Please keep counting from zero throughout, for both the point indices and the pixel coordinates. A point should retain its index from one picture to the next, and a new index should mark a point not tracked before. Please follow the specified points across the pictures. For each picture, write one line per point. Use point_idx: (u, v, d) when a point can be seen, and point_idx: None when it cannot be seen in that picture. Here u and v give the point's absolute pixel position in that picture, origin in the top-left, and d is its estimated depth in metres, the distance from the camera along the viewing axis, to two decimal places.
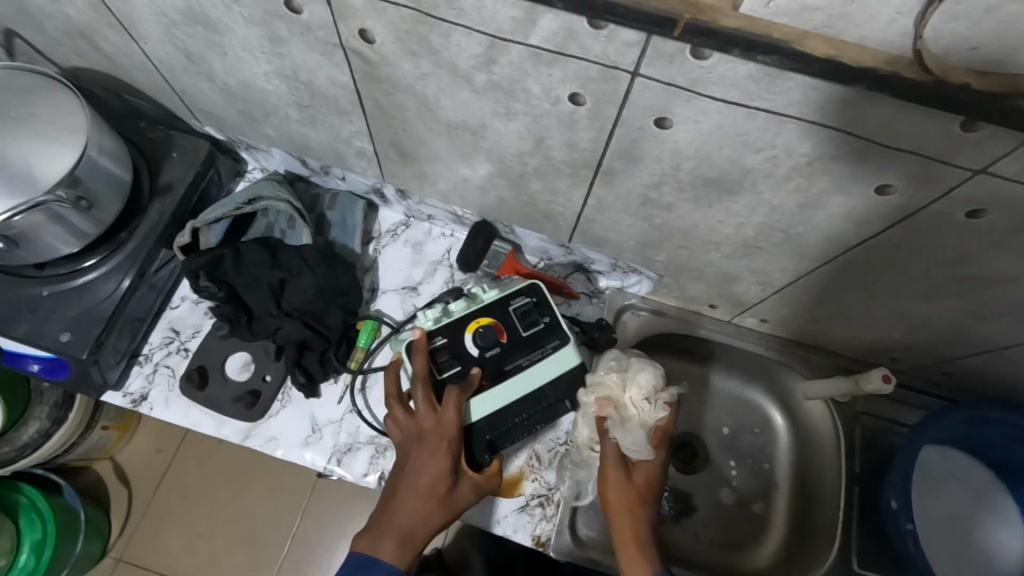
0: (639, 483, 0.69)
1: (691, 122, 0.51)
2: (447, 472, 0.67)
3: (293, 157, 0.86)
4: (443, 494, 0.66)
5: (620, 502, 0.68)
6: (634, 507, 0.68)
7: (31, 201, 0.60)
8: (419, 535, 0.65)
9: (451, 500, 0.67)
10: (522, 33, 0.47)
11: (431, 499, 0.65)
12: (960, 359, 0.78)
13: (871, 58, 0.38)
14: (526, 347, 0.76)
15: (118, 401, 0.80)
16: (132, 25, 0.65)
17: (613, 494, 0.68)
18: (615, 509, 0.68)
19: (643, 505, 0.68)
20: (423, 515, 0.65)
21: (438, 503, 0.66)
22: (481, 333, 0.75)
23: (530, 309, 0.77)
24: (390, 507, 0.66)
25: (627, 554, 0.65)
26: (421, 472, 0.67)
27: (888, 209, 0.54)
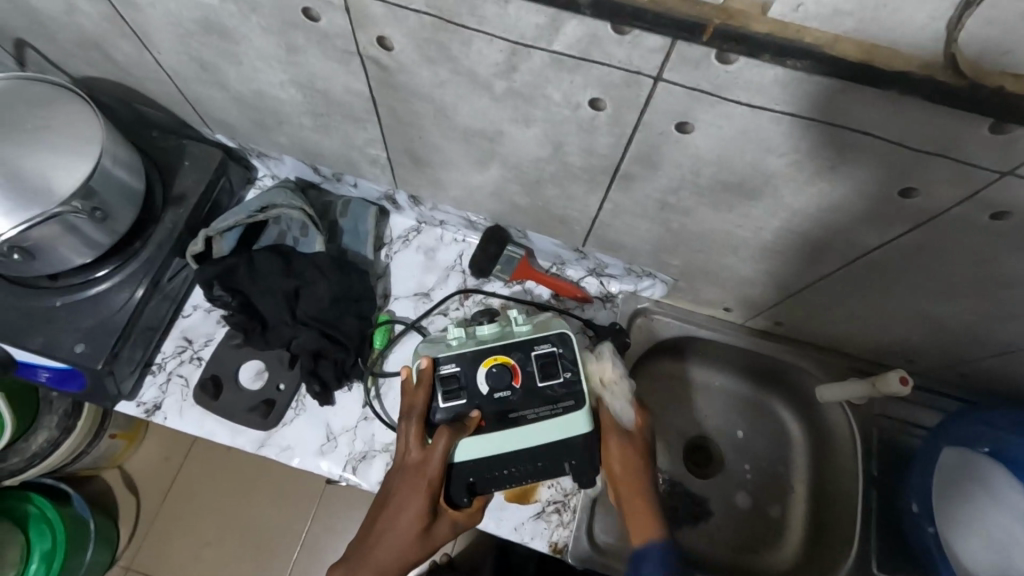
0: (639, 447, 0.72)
1: (713, 127, 0.50)
2: (426, 514, 0.63)
3: (304, 164, 0.86)
4: (421, 534, 0.63)
5: (624, 466, 0.71)
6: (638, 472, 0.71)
7: (47, 213, 0.60)
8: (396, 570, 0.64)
9: (429, 539, 0.64)
10: (545, 40, 0.47)
11: (407, 540, 0.63)
12: (978, 361, 0.78)
13: (903, 62, 0.37)
14: (538, 399, 0.67)
15: (131, 411, 0.79)
16: (146, 35, 0.64)
17: (615, 461, 0.71)
18: (620, 472, 0.71)
19: (645, 467, 0.71)
20: (399, 556, 0.63)
21: (416, 544, 0.64)
22: (496, 371, 0.67)
23: (553, 359, 0.68)
24: (366, 546, 0.64)
25: (635, 512, 0.69)
26: (402, 513, 0.63)
27: (910, 213, 0.54)
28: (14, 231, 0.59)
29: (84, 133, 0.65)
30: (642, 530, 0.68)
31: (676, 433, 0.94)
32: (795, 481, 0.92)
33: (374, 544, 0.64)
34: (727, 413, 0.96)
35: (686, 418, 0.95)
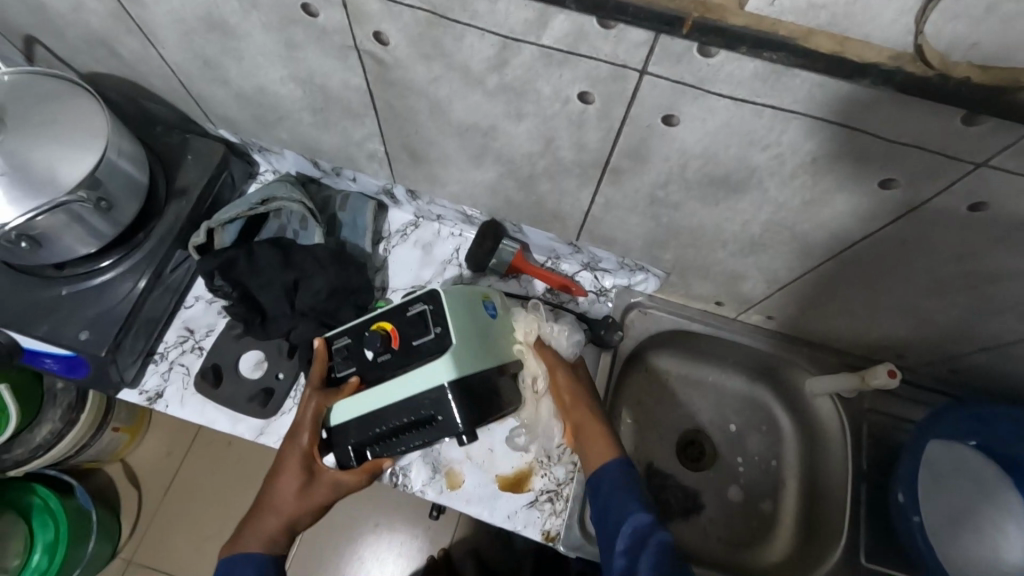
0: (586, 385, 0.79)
1: (697, 120, 0.52)
2: (298, 473, 0.69)
3: (305, 159, 0.88)
4: (288, 495, 0.69)
5: (577, 403, 0.77)
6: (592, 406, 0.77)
7: (55, 201, 0.62)
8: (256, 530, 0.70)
9: (307, 498, 0.70)
10: (534, 35, 0.48)
11: (273, 497, 0.70)
12: (965, 356, 0.79)
13: (875, 54, 0.39)
14: (411, 359, 0.65)
15: (133, 398, 0.81)
16: (151, 31, 0.66)
17: (568, 399, 0.77)
18: (572, 407, 0.76)
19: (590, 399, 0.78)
20: (272, 514, 0.70)
21: (291, 502, 0.69)
22: (369, 337, 0.67)
23: (424, 317, 0.65)
24: (262, 506, 0.71)
25: (594, 441, 0.74)
26: (284, 470, 0.70)
27: (892, 205, 0.55)
28: (22, 218, 0.61)
29: (91, 126, 0.67)
30: (603, 453, 0.73)
31: (669, 427, 0.96)
32: (787, 475, 0.93)
33: (261, 503, 0.71)
34: (719, 407, 0.97)
35: (679, 412, 0.96)
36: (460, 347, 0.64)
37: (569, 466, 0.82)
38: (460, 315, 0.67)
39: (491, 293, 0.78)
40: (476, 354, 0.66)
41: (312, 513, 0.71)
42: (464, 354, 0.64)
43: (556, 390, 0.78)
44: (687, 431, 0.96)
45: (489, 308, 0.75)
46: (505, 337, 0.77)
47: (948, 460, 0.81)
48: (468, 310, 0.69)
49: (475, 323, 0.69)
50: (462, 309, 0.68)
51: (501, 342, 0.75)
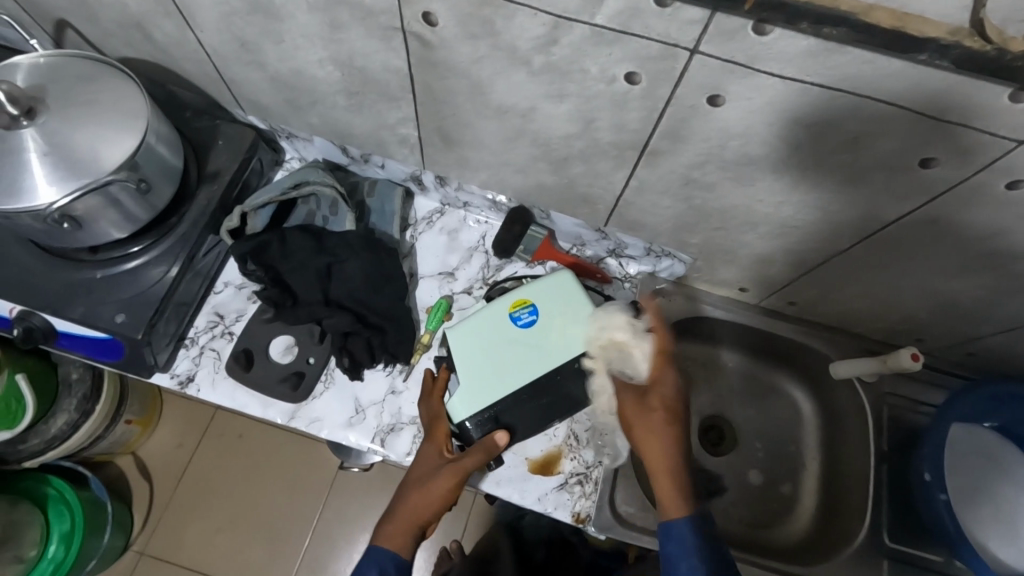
0: (665, 410, 0.73)
1: (743, 99, 0.53)
2: (437, 452, 0.74)
3: (333, 145, 0.88)
4: (428, 475, 0.72)
5: (659, 430, 0.71)
6: (670, 438, 0.72)
7: (99, 182, 0.62)
8: (406, 513, 0.71)
9: (437, 481, 0.71)
10: (587, 13, 0.49)
11: (417, 479, 0.73)
12: (986, 338, 0.80)
13: (933, 29, 0.40)
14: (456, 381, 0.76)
15: (164, 382, 0.81)
16: (191, 14, 0.67)
17: (645, 424, 0.72)
18: (650, 434, 0.72)
19: (675, 425, 0.72)
20: (425, 496, 0.71)
21: (431, 483, 0.71)
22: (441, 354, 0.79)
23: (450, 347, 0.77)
24: (415, 488, 0.72)
25: (662, 482, 0.69)
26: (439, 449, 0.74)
27: (929, 184, 0.56)
28: (65, 200, 0.61)
29: (129, 109, 0.67)
30: (670, 501, 0.68)
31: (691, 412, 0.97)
32: (807, 458, 0.94)
33: (405, 490, 0.73)
34: (740, 393, 0.98)
35: (701, 397, 0.98)
36: (469, 385, 0.74)
37: (597, 449, 0.83)
38: (476, 347, 0.75)
39: (532, 292, 0.78)
40: (496, 382, 0.74)
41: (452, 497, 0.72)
42: (474, 387, 0.74)
43: (635, 409, 0.74)
44: (709, 416, 0.97)
45: (525, 313, 0.76)
46: (556, 333, 0.77)
47: (974, 447, 0.82)
48: (485, 334, 0.76)
49: (496, 345, 0.76)
50: (478, 339, 0.76)
51: (546, 343, 0.76)
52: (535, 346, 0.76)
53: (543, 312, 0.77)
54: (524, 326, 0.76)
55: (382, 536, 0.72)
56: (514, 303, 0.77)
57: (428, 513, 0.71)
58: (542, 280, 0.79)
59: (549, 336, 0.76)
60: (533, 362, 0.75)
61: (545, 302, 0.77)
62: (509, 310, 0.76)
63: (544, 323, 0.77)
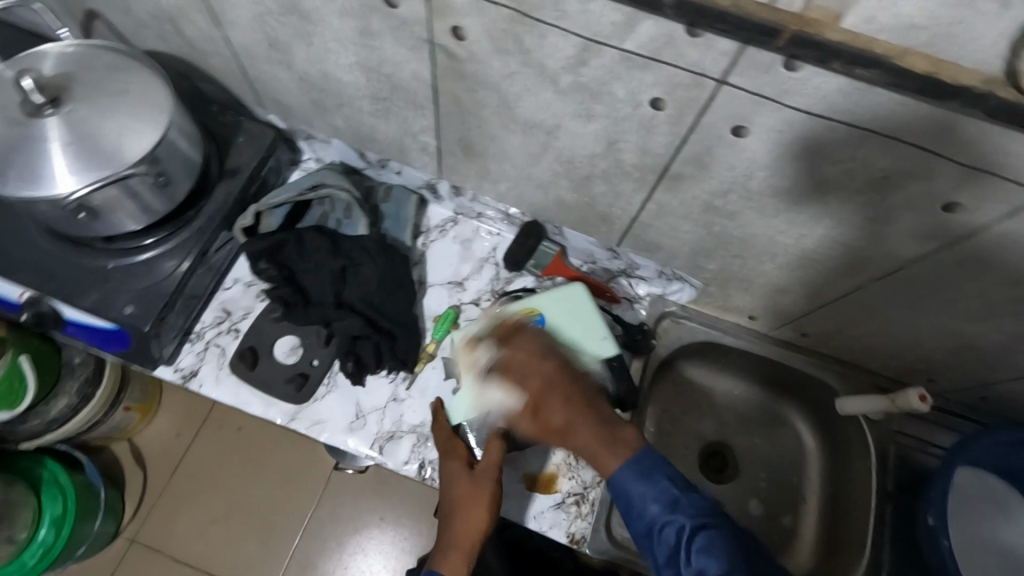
0: (555, 374, 0.67)
1: (770, 131, 0.53)
2: (464, 465, 0.71)
3: (352, 149, 0.89)
4: (465, 486, 0.69)
5: (562, 410, 0.64)
6: (581, 411, 0.64)
7: (120, 173, 0.63)
8: (462, 534, 0.67)
9: (477, 485, 0.69)
10: (619, 38, 0.49)
11: (458, 498, 0.69)
12: (998, 382, 0.80)
13: (968, 76, 0.40)
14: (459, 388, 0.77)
15: (168, 375, 0.81)
16: (223, 12, 0.67)
17: (551, 414, 0.64)
18: (557, 414, 0.64)
19: (560, 399, 0.65)
20: (475, 506, 0.68)
21: (474, 488, 0.69)
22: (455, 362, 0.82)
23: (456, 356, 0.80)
24: (458, 505, 0.69)
25: (592, 443, 0.63)
26: (451, 468, 0.71)
27: (951, 228, 0.56)
28: (84, 189, 0.62)
29: (153, 102, 0.67)
30: (603, 459, 0.62)
31: (693, 437, 0.96)
32: (808, 491, 0.93)
33: (450, 517, 0.69)
34: (743, 420, 0.97)
35: (704, 423, 0.97)
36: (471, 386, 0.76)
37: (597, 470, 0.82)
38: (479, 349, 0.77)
39: (543, 302, 0.78)
40: None
41: (498, 497, 0.69)
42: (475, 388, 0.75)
43: (534, 421, 0.66)
44: (712, 442, 0.96)
45: (533, 322, 0.77)
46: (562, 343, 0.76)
47: (975, 487, 0.81)
48: None
49: None
50: None
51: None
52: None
53: (551, 322, 0.77)
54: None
55: (448, 568, 0.66)
56: (523, 311, 0.77)
57: (485, 522, 0.68)
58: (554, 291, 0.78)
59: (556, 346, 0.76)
60: None
61: (553, 312, 0.78)
62: (518, 317, 0.77)
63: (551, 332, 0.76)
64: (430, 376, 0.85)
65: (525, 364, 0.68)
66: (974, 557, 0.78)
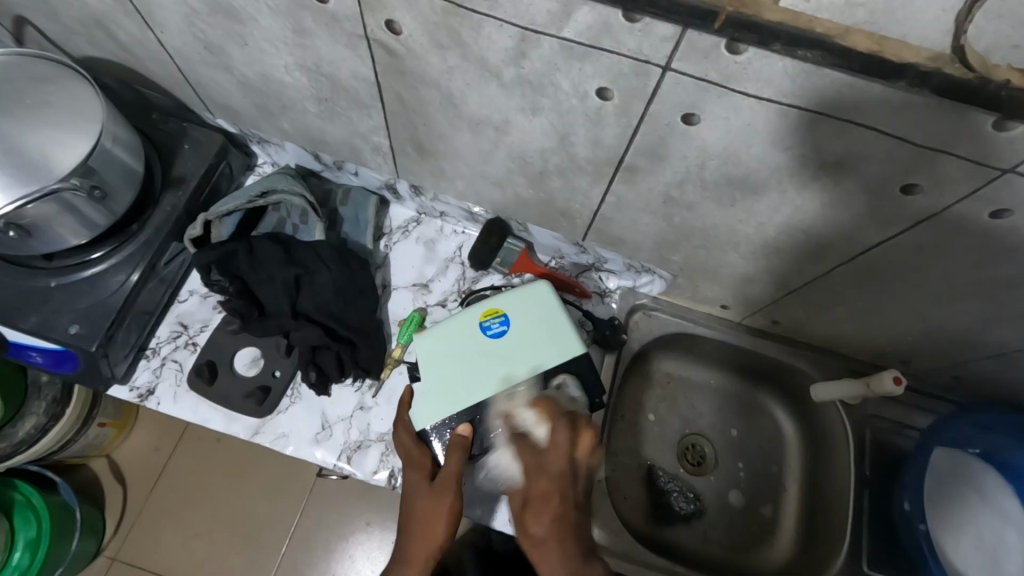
0: (560, 492, 0.60)
1: (720, 119, 0.51)
2: (425, 478, 0.68)
3: (306, 152, 0.86)
4: (426, 503, 0.66)
5: (539, 529, 0.59)
6: (562, 534, 0.59)
7: (47, 189, 0.59)
8: (416, 551, 0.65)
9: (434, 502, 0.66)
10: (556, 27, 0.47)
11: (417, 514, 0.66)
12: (970, 362, 0.79)
13: (913, 54, 0.38)
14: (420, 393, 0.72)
15: (124, 395, 0.79)
16: (151, 14, 0.64)
17: (531, 519, 0.59)
18: (535, 523, 0.59)
19: (558, 528, 0.59)
20: (433, 523, 0.65)
21: (432, 505, 0.66)
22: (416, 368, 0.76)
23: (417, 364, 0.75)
24: (417, 522, 0.66)
25: None
26: (413, 480, 0.68)
27: (911, 211, 0.55)
28: (10, 207, 0.58)
29: (84, 113, 0.64)
30: None
31: (672, 431, 0.95)
32: (787, 479, 0.92)
33: (408, 532, 0.67)
34: (720, 411, 0.96)
35: (681, 415, 0.96)
36: (430, 392, 0.70)
37: None
38: (439, 351, 0.71)
39: (506, 301, 0.73)
40: (461, 391, 0.69)
41: (456, 513, 0.66)
42: (434, 395, 0.69)
43: (518, 511, 0.61)
44: (690, 435, 0.95)
45: (496, 322, 0.72)
46: (526, 344, 0.71)
47: (957, 472, 0.81)
48: (454, 344, 0.72)
49: (464, 355, 0.71)
50: (446, 346, 0.72)
51: (512, 355, 0.70)
52: (501, 357, 0.70)
53: (515, 322, 0.72)
54: (494, 336, 0.71)
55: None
56: (485, 312, 0.73)
57: (439, 540, 0.65)
58: (517, 291, 0.74)
59: (519, 347, 0.71)
60: (505, 370, 0.70)
61: (519, 313, 0.73)
62: (480, 317, 0.72)
63: (514, 333, 0.71)
64: (397, 381, 0.83)
65: (552, 468, 0.60)
66: (951, 536, 0.78)
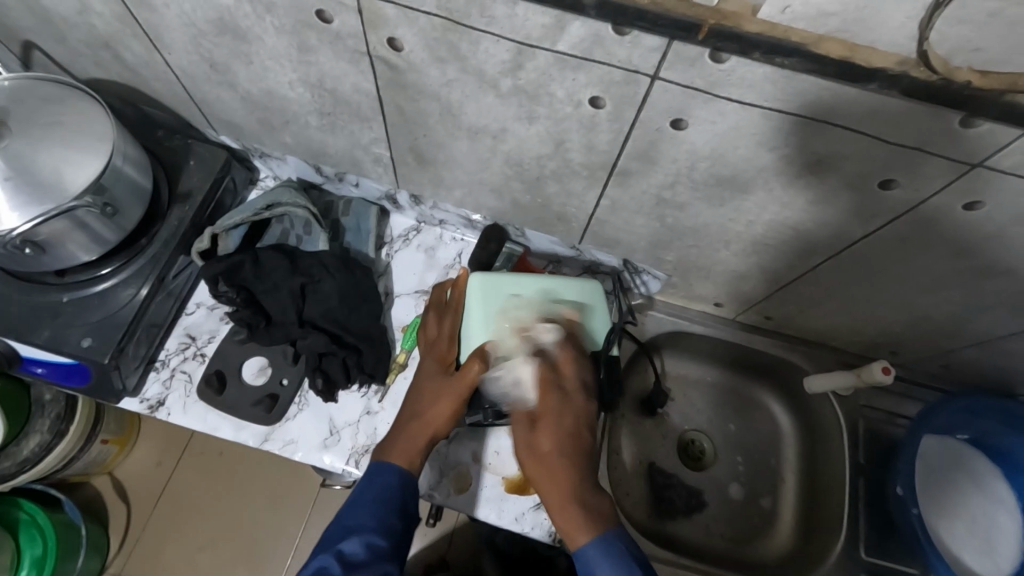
0: (572, 417, 0.68)
1: (707, 122, 0.54)
2: (440, 366, 0.73)
3: (307, 164, 0.88)
4: (436, 388, 0.71)
5: (552, 452, 0.65)
6: (568, 453, 0.65)
7: (61, 207, 0.61)
8: (429, 417, 0.69)
9: (457, 381, 0.70)
10: (550, 40, 0.50)
11: (422, 395, 0.71)
12: (955, 350, 0.82)
13: (882, 59, 0.41)
14: None
15: (134, 407, 0.80)
16: (159, 36, 0.67)
17: (544, 436, 0.66)
18: (547, 437, 0.66)
19: (574, 438, 0.66)
20: (441, 399, 0.70)
21: (443, 390, 0.70)
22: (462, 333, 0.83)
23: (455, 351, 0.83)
24: (427, 403, 0.70)
25: (560, 509, 0.62)
26: (424, 366, 0.74)
27: (890, 205, 0.58)
28: (26, 224, 0.60)
29: (94, 133, 0.66)
30: (573, 531, 0.61)
31: (670, 425, 0.97)
32: (785, 471, 0.95)
33: (409, 415, 0.71)
34: (717, 407, 0.99)
35: (680, 411, 0.98)
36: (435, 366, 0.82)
37: None
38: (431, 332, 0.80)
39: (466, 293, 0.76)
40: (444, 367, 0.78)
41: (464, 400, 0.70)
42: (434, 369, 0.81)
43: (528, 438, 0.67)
44: (688, 429, 0.98)
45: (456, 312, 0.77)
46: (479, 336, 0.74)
47: (945, 458, 0.84)
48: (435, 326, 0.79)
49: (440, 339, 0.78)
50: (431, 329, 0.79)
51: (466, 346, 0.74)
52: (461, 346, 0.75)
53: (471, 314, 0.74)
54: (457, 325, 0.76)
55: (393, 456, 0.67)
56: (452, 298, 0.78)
57: (444, 416, 0.69)
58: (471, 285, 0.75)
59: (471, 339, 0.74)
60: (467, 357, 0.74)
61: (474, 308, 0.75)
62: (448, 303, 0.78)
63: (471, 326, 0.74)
64: (402, 385, 0.84)
65: (560, 392, 0.68)
66: (944, 521, 0.81)
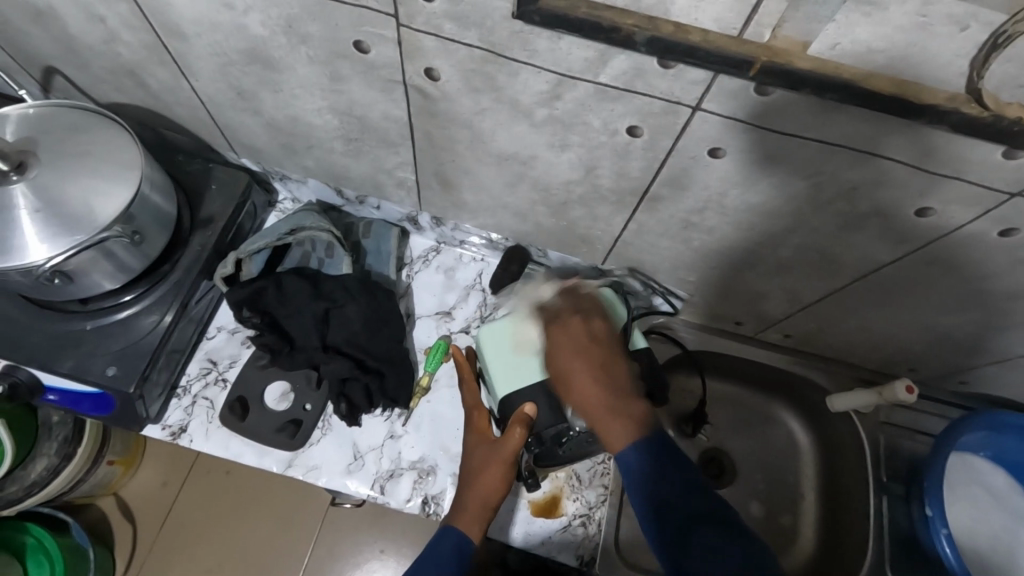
0: (599, 343, 0.65)
1: (743, 152, 0.54)
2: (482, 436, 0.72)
3: (328, 187, 0.88)
4: (482, 454, 0.70)
5: (579, 372, 0.63)
6: (599, 371, 0.63)
7: (94, 239, 0.61)
8: (482, 483, 0.68)
9: (503, 445, 0.69)
10: (591, 73, 0.50)
11: (472, 463, 0.71)
12: (977, 368, 0.82)
13: (930, 95, 0.41)
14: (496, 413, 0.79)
15: (156, 434, 0.79)
16: (187, 64, 0.66)
17: (577, 359, 0.64)
18: (567, 357, 0.64)
19: (614, 368, 0.64)
20: (488, 470, 0.69)
21: (490, 457, 0.69)
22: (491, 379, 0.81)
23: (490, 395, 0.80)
24: (476, 472, 0.69)
25: (603, 417, 0.60)
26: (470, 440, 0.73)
27: (923, 231, 0.58)
28: (58, 256, 0.60)
29: (122, 161, 0.66)
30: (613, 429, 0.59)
31: (691, 444, 0.97)
32: (806, 489, 0.95)
33: (465, 483, 0.70)
34: (737, 425, 0.98)
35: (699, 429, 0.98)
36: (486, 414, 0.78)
37: (600, 489, 0.82)
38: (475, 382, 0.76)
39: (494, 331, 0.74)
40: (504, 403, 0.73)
41: (511, 463, 0.69)
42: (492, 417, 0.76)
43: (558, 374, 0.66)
44: (709, 448, 0.97)
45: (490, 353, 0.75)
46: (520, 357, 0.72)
47: (967, 475, 0.84)
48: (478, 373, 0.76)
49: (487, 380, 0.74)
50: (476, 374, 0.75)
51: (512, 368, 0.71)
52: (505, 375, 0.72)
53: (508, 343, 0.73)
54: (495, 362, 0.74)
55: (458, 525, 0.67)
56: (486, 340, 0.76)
57: (494, 484, 0.68)
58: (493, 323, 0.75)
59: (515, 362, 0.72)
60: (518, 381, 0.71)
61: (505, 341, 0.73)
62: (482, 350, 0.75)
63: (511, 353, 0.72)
64: (425, 409, 0.84)
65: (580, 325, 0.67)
66: (969, 540, 0.81)
